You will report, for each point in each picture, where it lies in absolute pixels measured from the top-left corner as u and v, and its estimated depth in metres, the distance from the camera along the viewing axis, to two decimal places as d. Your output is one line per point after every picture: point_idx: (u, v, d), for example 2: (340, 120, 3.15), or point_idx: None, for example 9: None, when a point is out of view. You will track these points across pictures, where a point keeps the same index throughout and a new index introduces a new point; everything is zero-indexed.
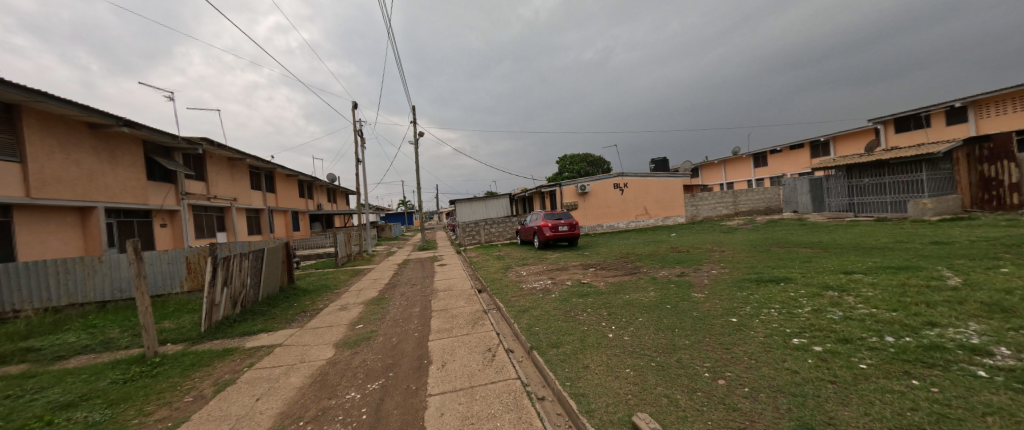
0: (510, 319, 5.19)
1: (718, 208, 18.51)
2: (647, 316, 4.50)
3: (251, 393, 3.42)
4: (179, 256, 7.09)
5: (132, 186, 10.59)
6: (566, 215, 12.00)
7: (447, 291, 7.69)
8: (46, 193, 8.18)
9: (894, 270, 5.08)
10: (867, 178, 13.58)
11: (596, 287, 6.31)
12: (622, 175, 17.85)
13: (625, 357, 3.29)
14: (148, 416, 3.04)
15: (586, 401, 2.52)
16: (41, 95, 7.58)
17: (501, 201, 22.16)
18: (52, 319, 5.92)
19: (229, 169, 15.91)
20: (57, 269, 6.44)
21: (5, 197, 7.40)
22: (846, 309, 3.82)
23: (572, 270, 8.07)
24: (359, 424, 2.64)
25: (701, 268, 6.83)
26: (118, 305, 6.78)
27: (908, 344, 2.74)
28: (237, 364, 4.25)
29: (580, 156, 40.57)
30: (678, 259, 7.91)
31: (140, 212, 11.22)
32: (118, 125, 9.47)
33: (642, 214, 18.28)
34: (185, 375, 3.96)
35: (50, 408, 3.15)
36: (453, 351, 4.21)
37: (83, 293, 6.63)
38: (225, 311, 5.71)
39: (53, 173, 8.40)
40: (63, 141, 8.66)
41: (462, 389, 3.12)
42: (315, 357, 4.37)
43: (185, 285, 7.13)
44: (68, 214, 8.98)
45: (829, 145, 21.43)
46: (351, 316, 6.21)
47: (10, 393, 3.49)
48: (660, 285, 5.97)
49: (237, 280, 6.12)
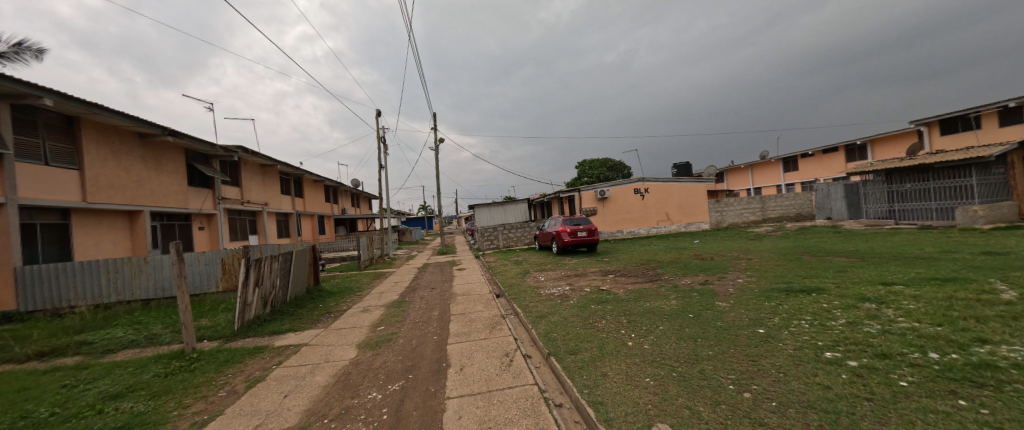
0: (527, 325, 5.19)
1: (745, 213, 17.84)
2: (668, 325, 4.40)
3: (279, 390, 3.57)
4: (215, 258, 7.48)
5: (175, 191, 11.23)
6: (585, 220, 11.85)
7: (465, 295, 7.76)
8: (100, 198, 8.81)
9: (940, 282, 4.74)
10: (909, 183, 12.74)
11: (615, 294, 6.21)
12: (643, 180, 17.53)
13: (645, 366, 3.23)
14: (187, 409, 3.22)
15: (604, 409, 2.49)
16: (96, 107, 8.21)
17: (520, 206, 22.18)
18: (102, 315, 6.38)
19: (263, 175, 16.79)
20: (108, 268, 6.95)
21: (64, 202, 8.03)
22: (884, 322, 3.60)
23: (591, 276, 7.96)
24: (380, 424, 2.70)
25: (726, 276, 6.61)
26: (160, 303, 7.20)
27: (954, 361, 2.55)
28: (266, 362, 4.45)
29: (601, 160, 40.60)
30: (701, 266, 7.70)
31: (182, 216, 11.92)
32: (163, 134, 10.09)
33: (664, 220, 17.88)
34: (219, 371, 4.18)
35: (101, 398, 3.40)
36: (471, 355, 4.24)
37: (131, 292, 7.10)
38: (256, 311, 5.99)
39: (107, 179, 9.06)
40: (115, 150, 9.34)
41: (478, 393, 3.13)
42: (339, 357, 4.52)
43: (220, 285, 7.49)
44: (119, 217, 9.66)
45: (866, 148, 20.31)
46: (373, 318, 6.37)
47: (66, 383, 3.78)
48: (681, 294, 5.80)
49: (268, 282, 6.40)
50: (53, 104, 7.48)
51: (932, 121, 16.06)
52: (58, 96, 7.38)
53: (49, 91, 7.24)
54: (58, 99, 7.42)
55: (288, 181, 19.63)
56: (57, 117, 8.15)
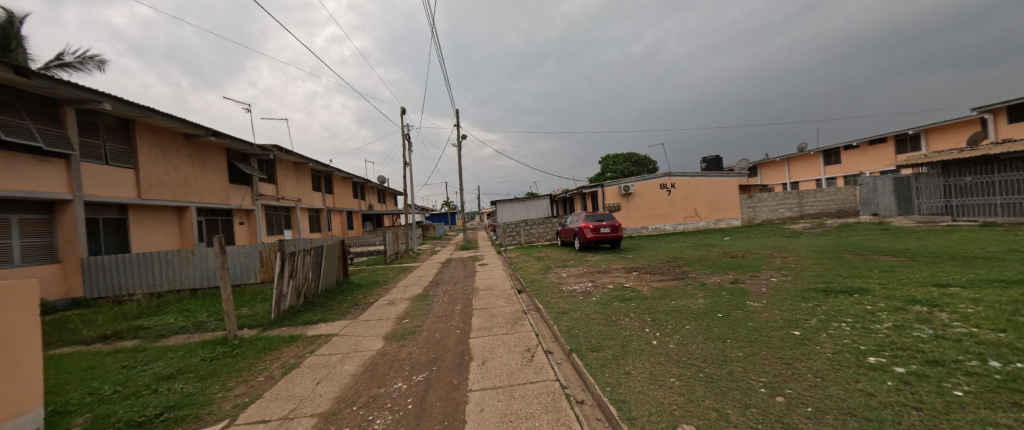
0: (549, 321, 5.18)
1: (780, 209, 16.95)
2: (695, 324, 4.26)
3: (312, 377, 3.75)
4: (254, 251, 7.92)
5: (217, 188, 11.97)
6: (608, 216, 11.65)
7: (487, 290, 7.84)
8: (152, 195, 9.53)
9: (1005, 284, 4.32)
10: (969, 176, 11.72)
11: (639, 292, 6.08)
12: (669, 174, 17.00)
13: (670, 366, 3.15)
14: (229, 391, 3.45)
15: (627, 408, 2.45)
16: (149, 110, 8.85)
17: (541, 202, 22.10)
18: (155, 303, 6.93)
19: (295, 172, 17.57)
20: (160, 260, 7.53)
21: (122, 199, 8.74)
22: (937, 327, 3.33)
23: (614, 273, 7.83)
24: (406, 413, 2.79)
25: (758, 275, 6.32)
26: (206, 292, 7.70)
27: (1019, 371, 2.32)
28: (300, 350, 4.69)
29: (625, 155, 39.74)
30: (731, 264, 7.40)
31: (224, 212, 12.71)
32: (206, 134, 10.73)
33: (691, 216, 17.30)
34: (258, 357, 4.45)
35: (156, 379, 3.70)
36: (493, 349, 4.29)
37: (180, 281, 7.65)
38: (291, 301, 6.30)
39: (158, 177, 9.78)
40: (165, 150, 10.05)
41: (500, 387, 3.17)
42: (367, 347, 4.70)
43: (258, 276, 7.93)
44: (170, 212, 10.43)
45: (919, 138, 18.72)
46: (398, 311, 6.56)
47: (126, 363, 4.15)
48: (710, 293, 5.60)
49: (301, 274, 6.71)
50: (112, 108, 8.13)
51: (999, 107, 14.57)
52: (116, 101, 8.00)
53: (108, 96, 7.86)
54: (115, 103, 8.04)
55: (320, 178, 20.47)
56: (115, 120, 8.86)
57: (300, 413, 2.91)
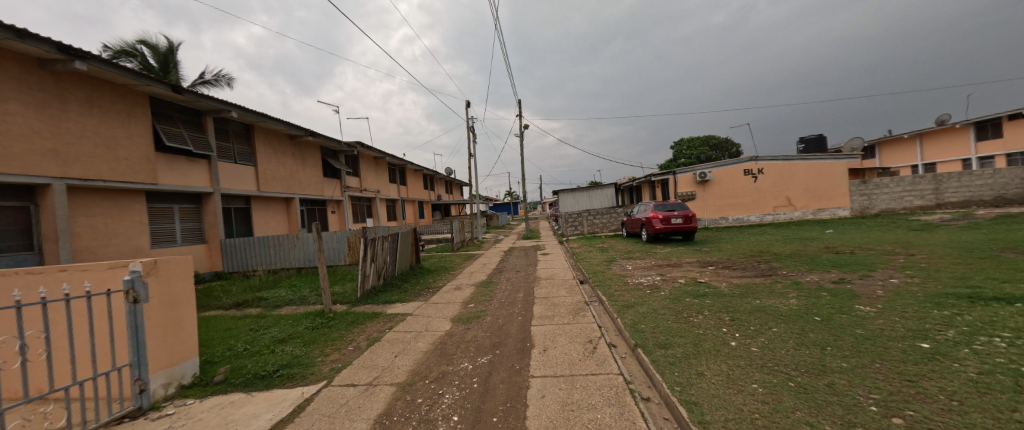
0: (612, 313, 5.03)
1: (907, 197, 14.06)
2: (785, 327, 3.78)
3: (391, 350, 4.17)
4: (343, 236, 9.00)
5: (314, 181, 13.76)
6: (680, 205, 10.83)
7: (549, 279, 7.88)
8: (267, 188, 11.31)
9: None
10: None
11: (716, 288, 5.59)
12: (756, 159, 15.16)
13: (752, 370, 2.84)
14: (327, 357, 4.00)
15: (698, 411, 2.28)
16: (263, 116, 10.43)
17: (605, 192, 21.38)
18: (271, 278, 8.30)
19: (375, 166, 19.40)
20: (274, 243, 8.98)
21: (246, 191, 10.54)
22: None
23: (686, 267, 7.28)
24: (471, 391, 2.96)
25: (872, 275, 5.36)
26: (307, 271, 8.98)
27: None
28: (381, 325, 5.25)
29: (700, 139, 36.33)
30: (834, 261, 6.38)
31: (320, 202, 14.62)
32: (305, 135, 12.33)
33: (784, 205, 15.26)
34: (349, 329, 5.09)
35: (274, 341, 4.46)
36: (554, 338, 4.31)
37: (289, 261, 9.03)
38: (373, 281, 7.04)
39: (271, 172, 11.56)
40: (275, 150, 11.82)
41: (561, 376, 3.18)
42: (436, 327, 5.07)
43: (347, 259, 9.00)
44: (282, 203, 12.38)
45: None
46: (464, 296, 6.93)
47: (252, 326, 5.06)
48: (805, 293, 4.92)
49: (381, 258, 7.45)
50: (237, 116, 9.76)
51: None
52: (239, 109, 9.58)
53: (234, 105, 9.44)
54: (239, 111, 9.64)
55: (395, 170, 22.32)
56: (240, 126, 10.65)
57: (382, 381, 3.28)
